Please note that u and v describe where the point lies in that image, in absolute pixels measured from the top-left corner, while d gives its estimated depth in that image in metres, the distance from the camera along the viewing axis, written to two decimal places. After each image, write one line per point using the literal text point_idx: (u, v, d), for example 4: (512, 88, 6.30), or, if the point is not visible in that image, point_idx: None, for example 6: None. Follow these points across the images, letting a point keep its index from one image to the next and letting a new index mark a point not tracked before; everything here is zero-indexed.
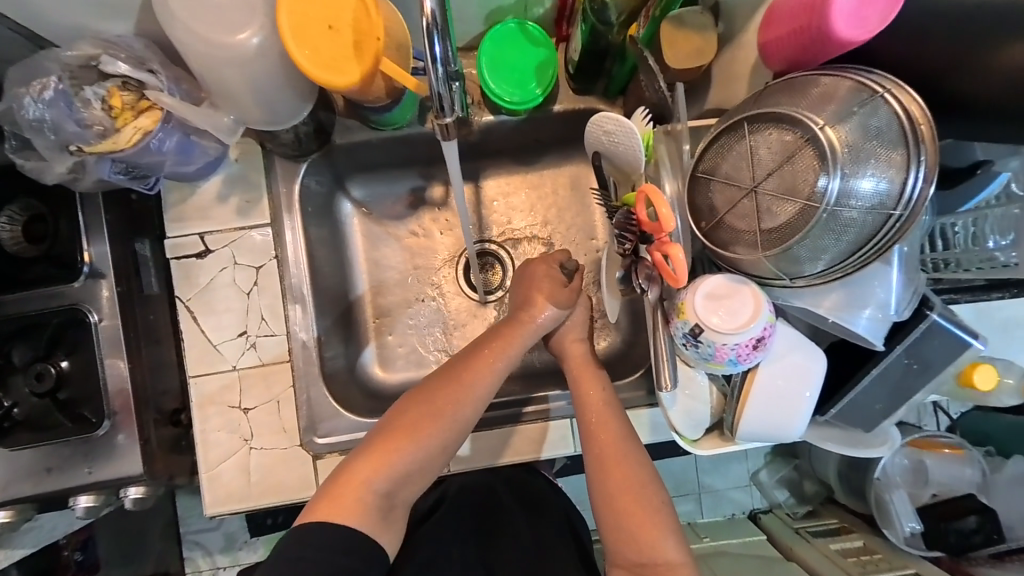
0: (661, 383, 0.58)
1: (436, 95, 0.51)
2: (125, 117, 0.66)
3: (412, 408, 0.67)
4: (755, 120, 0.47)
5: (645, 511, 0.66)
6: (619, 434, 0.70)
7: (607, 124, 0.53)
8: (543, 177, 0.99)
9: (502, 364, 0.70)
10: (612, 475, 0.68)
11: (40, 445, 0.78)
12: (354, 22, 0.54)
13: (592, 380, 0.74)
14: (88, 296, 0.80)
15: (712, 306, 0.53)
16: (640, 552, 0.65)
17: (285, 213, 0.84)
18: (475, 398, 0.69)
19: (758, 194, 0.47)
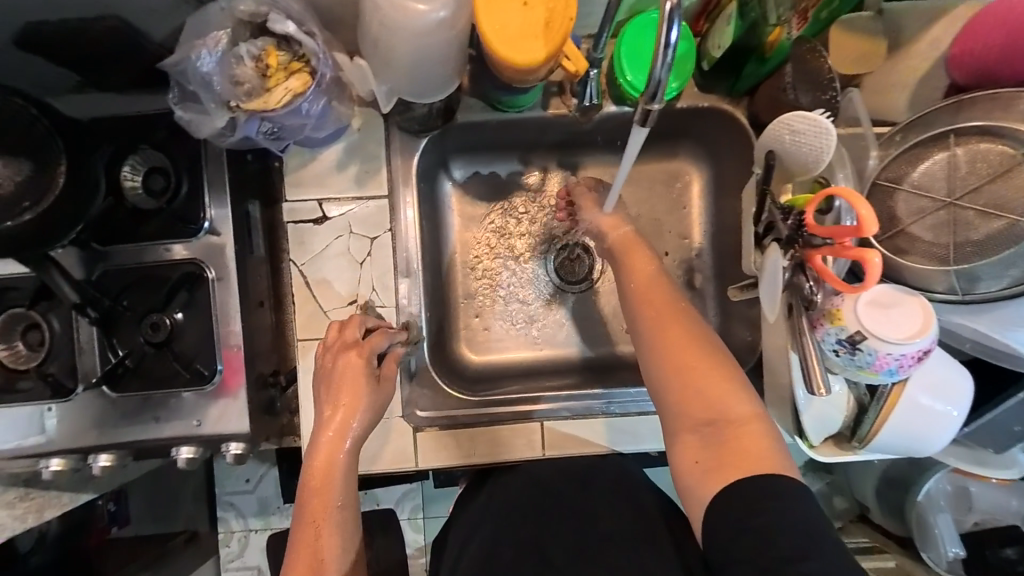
0: (812, 388, 0.56)
1: (656, 80, 0.50)
2: (277, 78, 0.67)
3: (297, 558, 0.64)
4: (963, 133, 0.59)
5: (717, 369, 0.63)
6: (677, 301, 0.70)
7: (795, 122, 0.56)
8: (641, 172, 0.98)
9: (337, 486, 0.66)
10: (674, 336, 0.66)
11: (153, 394, 0.81)
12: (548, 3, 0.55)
13: (642, 256, 0.78)
14: (205, 252, 0.81)
15: (875, 314, 0.53)
16: (712, 412, 0.61)
17: (401, 185, 0.85)
18: (339, 523, 0.65)
19: (955, 207, 0.58)
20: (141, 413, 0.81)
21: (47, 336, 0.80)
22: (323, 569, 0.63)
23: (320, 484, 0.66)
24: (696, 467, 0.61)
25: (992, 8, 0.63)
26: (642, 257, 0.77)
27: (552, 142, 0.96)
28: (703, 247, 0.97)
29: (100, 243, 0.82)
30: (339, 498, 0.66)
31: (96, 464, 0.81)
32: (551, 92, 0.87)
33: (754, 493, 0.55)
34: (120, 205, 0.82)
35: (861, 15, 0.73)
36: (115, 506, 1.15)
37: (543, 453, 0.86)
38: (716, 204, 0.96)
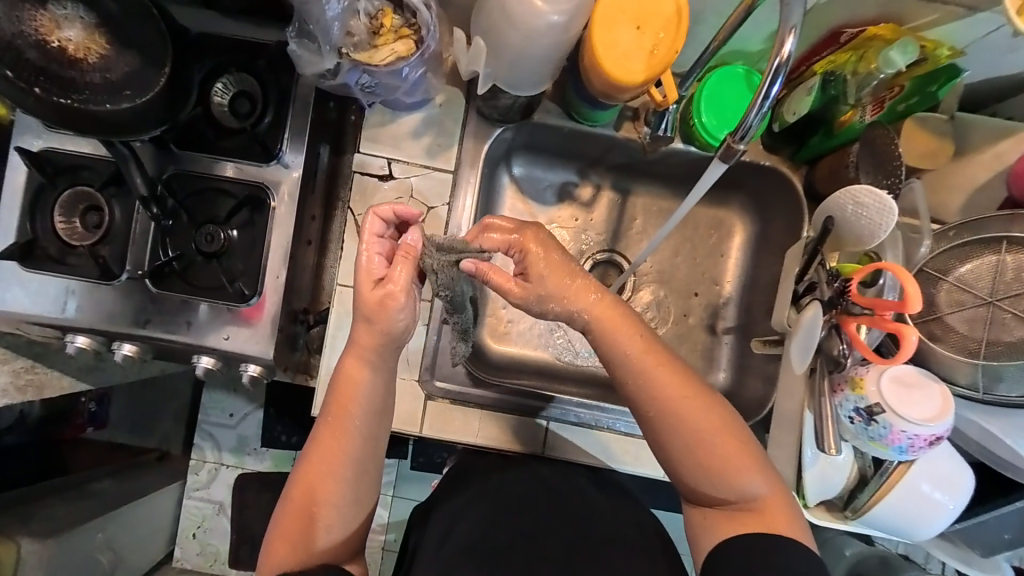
0: (824, 446, 0.58)
1: (747, 125, 0.54)
2: (386, 38, 0.72)
3: (319, 446, 0.70)
4: (1014, 242, 0.65)
5: (736, 446, 0.65)
6: (679, 373, 0.67)
7: (862, 196, 0.59)
8: (689, 212, 1.01)
9: (360, 404, 0.69)
10: (689, 412, 0.65)
11: (189, 299, 0.84)
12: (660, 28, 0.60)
13: (630, 325, 0.68)
14: (274, 182, 0.86)
15: (898, 392, 0.56)
16: (734, 491, 0.64)
17: (467, 165, 0.88)
18: (356, 438, 0.70)
19: (993, 306, 0.65)
20: (175, 313, 0.85)
21: (107, 221, 0.85)
22: (338, 462, 0.69)
23: (346, 393, 0.69)
24: (706, 519, 0.67)
25: None
26: (629, 325, 0.68)
27: (613, 163, 1.00)
28: (732, 297, 1.00)
29: (177, 147, 0.86)
30: (361, 413, 0.69)
31: (119, 351, 0.87)
32: (626, 116, 0.90)
33: (757, 553, 0.60)
34: (206, 119, 0.87)
35: (938, 116, 0.76)
36: (96, 407, 1.30)
37: (544, 450, 0.88)
38: (755, 259, 0.98)
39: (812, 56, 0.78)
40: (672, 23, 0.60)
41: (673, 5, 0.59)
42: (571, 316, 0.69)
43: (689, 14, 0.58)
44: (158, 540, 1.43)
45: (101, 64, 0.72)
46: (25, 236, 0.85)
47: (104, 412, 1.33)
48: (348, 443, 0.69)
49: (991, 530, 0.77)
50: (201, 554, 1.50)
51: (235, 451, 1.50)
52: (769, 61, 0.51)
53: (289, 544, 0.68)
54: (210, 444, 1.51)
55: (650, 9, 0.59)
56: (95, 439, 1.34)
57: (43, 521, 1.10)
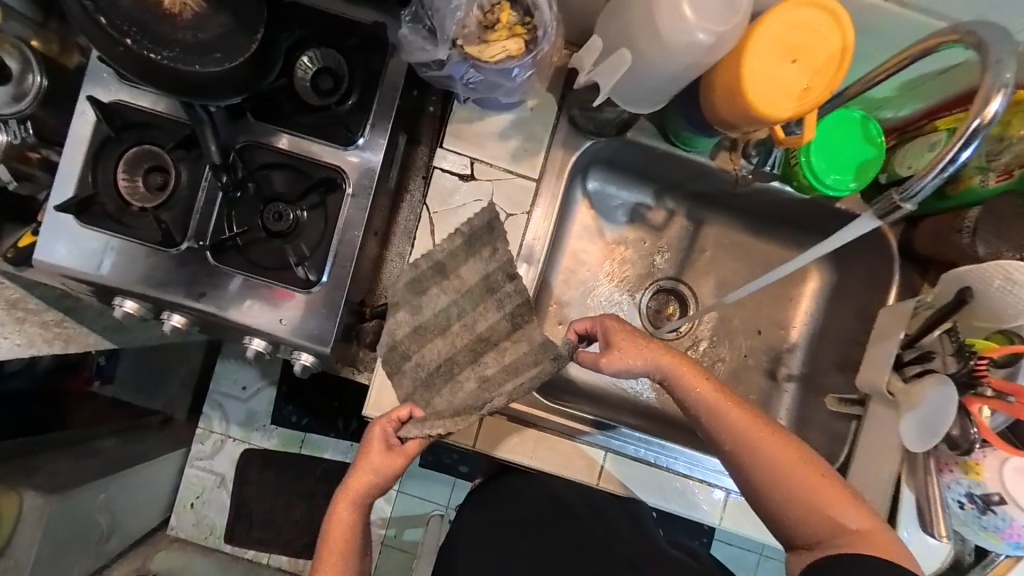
0: (933, 529, 0.65)
1: (918, 188, 0.55)
2: (499, 34, 0.67)
3: None
4: None
5: (825, 480, 0.64)
6: (748, 408, 0.67)
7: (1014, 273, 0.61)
8: (760, 250, 0.98)
9: (344, 564, 0.69)
10: (779, 446, 0.65)
11: (250, 277, 0.79)
12: (818, 64, 0.57)
13: (708, 380, 0.68)
14: (350, 166, 0.82)
15: (1019, 481, 0.60)
16: (828, 527, 0.63)
17: (551, 174, 0.85)
18: None
19: None
20: (229, 287, 0.80)
21: (172, 183, 0.81)
22: None
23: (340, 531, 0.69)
24: None
25: None
26: (709, 381, 0.68)
27: (692, 190, 0.96)
28: (798, 344, 0.96)
29: (254, 116, 0.81)
30: (351, 571, 0.70)
31: (169, 322, 0.83)
32: (722, 145, 0.85)
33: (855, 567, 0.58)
34: (287, 91, 0.82)
35: None
36: (104, 362, 1.25)
37: (597, 482, 0.83)
38: (828, 309, 0.94)
39: (939, 110, 0.73)
40: (831, 61, 0.57)
41: (840, 40, 0.55)
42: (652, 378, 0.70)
43: (856, 53, 0.55)
44: (154, 507, 1.37)
45: (195, 22, 0.68)
46: (85, 189, 0.80)
47: (112, 369, 1.28)
48: None
49: None
50: (195, 526, 1.44)
51: (242, 424, 1.45)
52: (966, 124, 0.51)
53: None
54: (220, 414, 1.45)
55: (813, 44, 0.56)
56: (101, 394, 1.29)
57: (47, 476, 1.06)
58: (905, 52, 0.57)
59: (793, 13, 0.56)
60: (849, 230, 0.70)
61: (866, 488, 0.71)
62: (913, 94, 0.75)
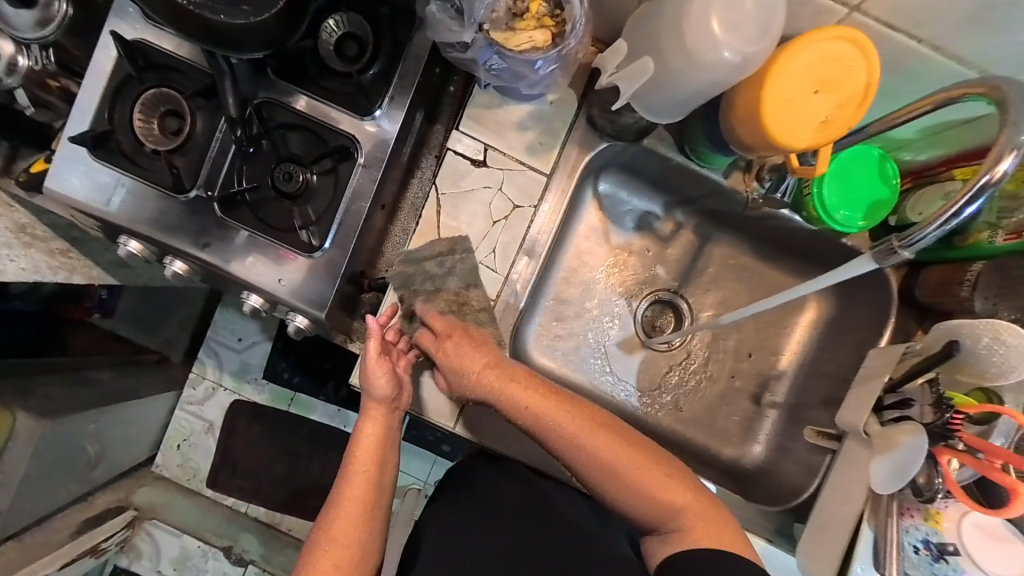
0: (884, 567, 0.66)
1: (921, 237, 0.54)
2: (528, 24, 0.67)
3: (342, 504, 0.72)
4: None
5: (646, 460, 0.70)
6: (578, 406, 0.74)
7: (1007, 334, 0.61)
8: (764, 276, 0.98)
9: (383, 438, 0.77)
10: (603, 440, 0.71)
11: (253, 235, 0.80)
12: (840, 100, 0.56)
13: (530, 385, 0.75)
14: (366, 136, 0.81)
15: (977, 534, 0.64)
16: (661, 512, 0.69)
17: (564, 172, 0.84)
18: (383, 462, 0.76)
19: None
20: (233, 241, 0.81)
21: (188, 130, 0.81)
22: (364, 501, 0.72)
23: (349, 522, 0.71)
24: None
25: None
26: (535, 388, 0.75)
27: (704, 207, 0.96)
28: (786, 372, 0.96)
29: (276, 74, 0.81)
30: (384, 449, 0.77)
31: (171, 268, 0.84)
32: (738, 166, 0.84)
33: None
34: (311, 52, 0.82)
35: None
36: (106, 296, 1.48)
37: (571, 479, 0.88)
38: (822, 343, 0.94)
39: (958, 160, 0.72)
40: (854, 99, 0.57)
41: (866, 78, 0.55)
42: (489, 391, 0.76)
43: (880, 95, 0.55)
44: (141, 443, 1.40)
45: None
46: (101, 125, 0.80)
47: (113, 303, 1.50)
48: (373, 475, 0.74)
49: None
50: (180, 466, 1.44)
51: (236, 375, 1.45)
52: (978, 175, 0.51)
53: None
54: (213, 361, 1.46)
55: (841, 77, 0.55)
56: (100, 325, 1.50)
57: (40, 399, 1.09)
58: (930, 98, 0.56)
59: (827, 45, 0.55)
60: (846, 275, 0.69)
61: (832, 523, 0.72)
62: (935, 140, 0.75)
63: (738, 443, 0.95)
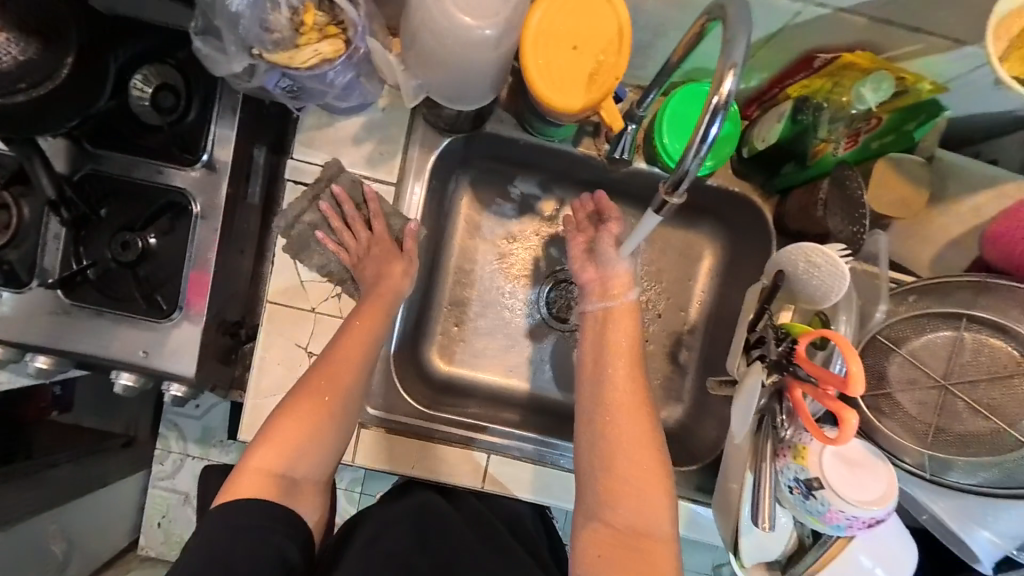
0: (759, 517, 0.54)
1: (683, 170, 0.49)
2: (309, 37, 0.64)
3: (317, 380, 0.69)
4: (977, 320, 0.60)
5: (658, 482, 0.67)
6: (635, 400, 0.69)
7: (814, 256, 0.58)
8: (660, 234, 0.93)
9: (370, 335, 0.73)
10: (632, 429, 0.68)
11: (104, 313, 0.77)
12: (600, 50, 0.54)
13: (626, 352, 0.72)
14: (195, 184, 0.77)
15: (839, 465, 0.54)
16: (637, 525, 0.66)
17: (412, 178, 0.82)
18: (371, 350, 0.73)
19: (948, 390, 0.60)
20: (86, 326, 0.77)
21: (13, 221, 0.75)
22: (342, 383, 0.70)
23: (343, 358, 0.71)
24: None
25: None
26: (627, 340, 0.72)
27: (578, 178, 0.92)
28: (696, 324, 0.93)
29: (92, 144, 0.77)
30: (377, 339, 0.74)
31: (31, 363, 0.76)
32: (586, 131, 0.84)
33: None
34: (124, 112, 0.79)
35: (915, 159, 0.69)
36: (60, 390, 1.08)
37: (483, 485, 0.83)
38: (721, 288, 0.92)
39: (784, 79, 0.71)
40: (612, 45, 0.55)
41: (615, 21, 0.53)
42: (605, 327, 0.74)
43: (632, 34, 0.53)
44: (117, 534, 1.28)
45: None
46: None
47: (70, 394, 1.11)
48: (358, 360, 0.71)
49: None
50: (163, 544, 1.34)
51: (201, 442, 1.33)
52: (708, 99, 0.45)
53: (206, 548, 0.59)
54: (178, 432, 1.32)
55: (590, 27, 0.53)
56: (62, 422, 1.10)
57: None
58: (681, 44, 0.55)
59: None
60: (642, 233, 0.63)
61: None
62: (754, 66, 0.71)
63: (661, 408, 0.91)
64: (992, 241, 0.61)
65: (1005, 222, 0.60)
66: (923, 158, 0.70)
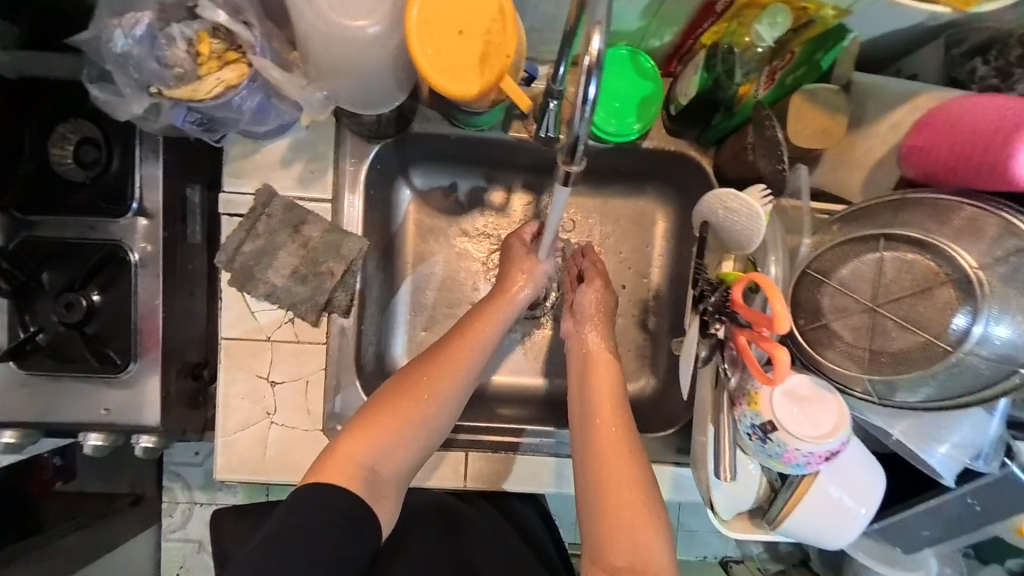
0: (721, 470, 0.55)
1: (574, 135, 0.48)
2: (209, 66, 0.63)
3: (423, 373, 0.70)
4: (893, 238, 0.55)
5: (648, 522, 0.63)
6: (621, 441, 0.68)
7: (729, 201, 0.59)
8: (610, 207, 0.92)
9: (490, 335, 0.76)
10: (620, 469, 0.66)
11: (61, 378, 0.76)
12: (485, 30, 0.53)
13: (609, 394, 0.71)
14: (131, 234, 0.76)
15: (789, 405, 0.55)
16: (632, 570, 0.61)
17: (348, 190, 0.80)
18: (485, 347, 0.75)
19: (876, 313, 0.55)
20: (44, 393, 0.76)
21: None
22: (451, 377, 0.70)
23: (457, 352, 0.72)
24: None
25: (946, 110, 0.58)
26: (608, 381, 0.72)
27: (520, 163, 0.91)
28: (660, 289, 0.93)
29: (20, 211, 0.75)
30: (494, 338, 0.76)
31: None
32: (514, 114, 0.84)
33: None
34: (47, 173, 0.77)
35: (829, 87, 0.67)
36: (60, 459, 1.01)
37: (465, 483, 0.82)
38: (679, 249, 0.91)
39: (694, 29, 0.72)
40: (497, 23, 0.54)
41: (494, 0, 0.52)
42: (584, 361, 0.76)
43: (513, 9, 0.52)
44: None
45: None
46: None
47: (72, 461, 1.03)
48: (470, 355, 0.73)
49: (909, 530, 0.64)
50: None
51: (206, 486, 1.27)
52: (580, 59, 0.44)
53: (279, 534, 0.53)
54: (181, 483, 1.23)
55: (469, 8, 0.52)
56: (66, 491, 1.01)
57: None
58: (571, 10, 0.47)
59: None
60: (556, 215, 0.62)
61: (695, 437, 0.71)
62: (663, 20, 0.70)
63: (635, 377, 0.92)
64: (907, 157, 0.62)
65: (916, 136, 0.60)
66: (840, 85, 0.69)
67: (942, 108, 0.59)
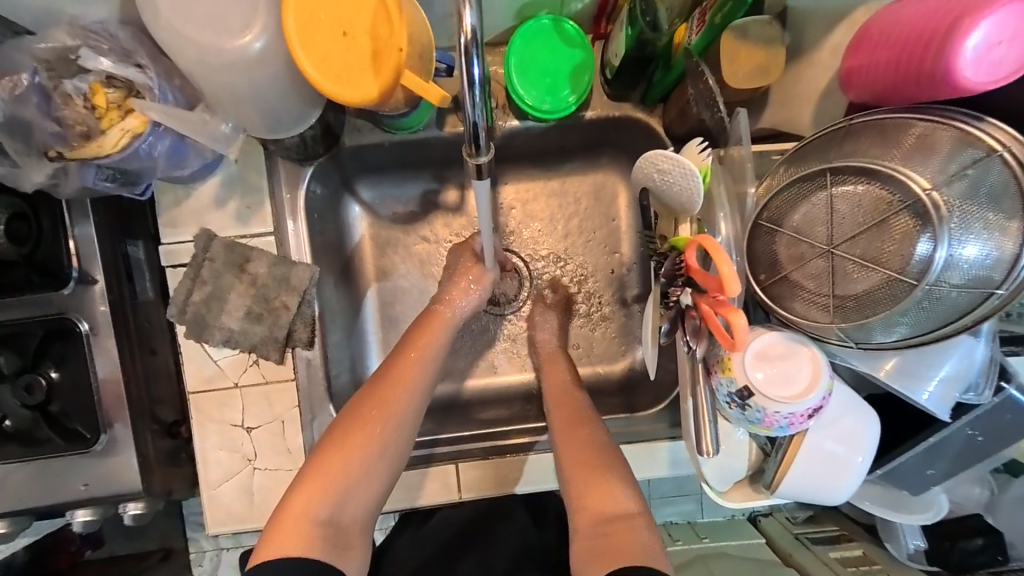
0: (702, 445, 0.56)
1: (471, 123, 0.49)
2: (110, 117, 0.60)
3: (367, 404, 0.66)
4: (839, 171, 0.52)
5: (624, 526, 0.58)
6: (594, 453, 0.67)
7: (660, 162, 0.55)
8: (567, 184, 0.89)
9: (433, 350, 0.72)
10: (592, 479, 0.63)
11: (32, 461, 0.74)
12: (371, 29, 0.52)
13: (582, 418, 0.72)
14: (78, 306, 0.73)
15: (763, 366, 0.54)
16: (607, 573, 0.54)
17: (288, 218, 0.77)
18: (430, 358, 0.72)
19: (834, 255, 0.52)
20: (22, 480, 0.75)
21: None
22: (400, 402, 0.67)
23: (400, 372, 0.69)
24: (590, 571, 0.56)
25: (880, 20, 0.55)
26: (577, 408, 0.74)
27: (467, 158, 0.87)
28: (633, 261, 0.89)
29: None
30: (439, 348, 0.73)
31: None
32: (447, 108, 0.81)
33: None
34: None
35: (760, 19, 0.63)
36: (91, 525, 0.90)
37: (460, 495, 0.78)
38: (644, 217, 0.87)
39: None
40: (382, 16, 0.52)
41: None
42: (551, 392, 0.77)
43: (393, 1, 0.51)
44: None
45: None
46: None
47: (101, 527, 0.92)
48: (416, 370, 0.70)
49: (912, 470, 0.63)
50: None
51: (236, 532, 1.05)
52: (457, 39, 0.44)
53: None
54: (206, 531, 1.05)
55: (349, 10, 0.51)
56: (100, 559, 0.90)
57: None
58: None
59: None
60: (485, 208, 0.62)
61: None
62: None
63: (620, 355, 0.89)
64: (849, 79, 0.58)
65: (855, 54, 0.57)
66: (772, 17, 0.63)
67: (876, 20, 0.55)
